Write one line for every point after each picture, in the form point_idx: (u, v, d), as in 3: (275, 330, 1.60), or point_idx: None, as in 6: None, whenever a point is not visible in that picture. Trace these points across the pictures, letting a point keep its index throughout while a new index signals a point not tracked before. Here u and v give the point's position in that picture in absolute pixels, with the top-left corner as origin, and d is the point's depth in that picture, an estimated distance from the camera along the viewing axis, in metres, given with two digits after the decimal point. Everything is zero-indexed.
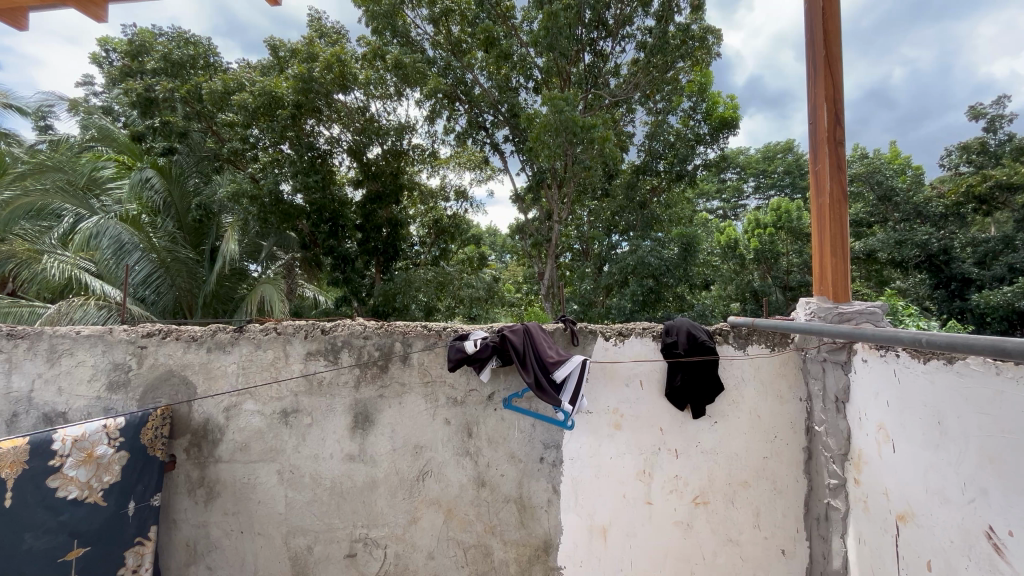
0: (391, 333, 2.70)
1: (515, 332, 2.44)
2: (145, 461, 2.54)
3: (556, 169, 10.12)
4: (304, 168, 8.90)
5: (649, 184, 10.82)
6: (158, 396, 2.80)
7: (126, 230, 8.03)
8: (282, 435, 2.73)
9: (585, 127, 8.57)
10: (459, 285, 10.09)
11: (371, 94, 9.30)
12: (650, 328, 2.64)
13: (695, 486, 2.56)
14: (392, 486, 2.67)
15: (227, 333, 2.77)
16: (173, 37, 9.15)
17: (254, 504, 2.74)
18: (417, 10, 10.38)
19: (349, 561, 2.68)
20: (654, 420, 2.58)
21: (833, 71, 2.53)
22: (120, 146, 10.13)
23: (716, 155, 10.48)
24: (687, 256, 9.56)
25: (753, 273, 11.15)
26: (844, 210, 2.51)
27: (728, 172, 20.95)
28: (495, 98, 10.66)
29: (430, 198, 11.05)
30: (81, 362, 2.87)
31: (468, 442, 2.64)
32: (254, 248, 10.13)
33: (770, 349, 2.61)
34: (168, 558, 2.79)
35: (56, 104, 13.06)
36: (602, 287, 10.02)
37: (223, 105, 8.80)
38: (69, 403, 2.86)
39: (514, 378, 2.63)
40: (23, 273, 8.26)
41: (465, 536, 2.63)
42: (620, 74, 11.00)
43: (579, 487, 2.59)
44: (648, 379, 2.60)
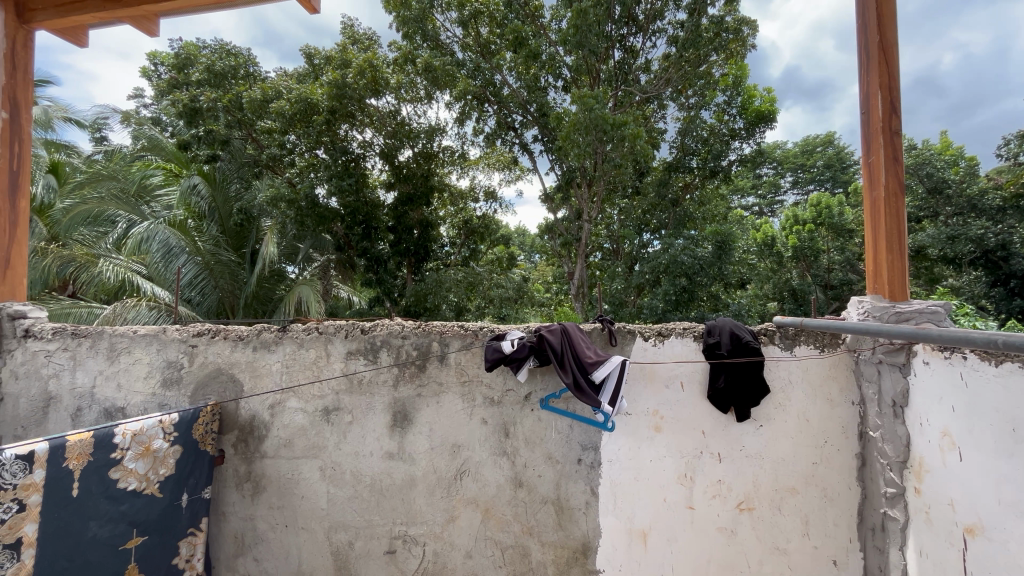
0: (428, 333, 2.72)
1: (553, 331, 2.42)
2: (196, 455, 2.66)
3: (586, 168, 9.98)
4: (338, 172, 9.15)
5: (681, 181, 10.64)
6: (207, 393, 2.92)
7: (173, 234, 8.58)
8: (324, 432, 2.79)
9: (615, 124, 8.49)
10: (489, 285, 10.08)
11: (403, 97, 9.49)
12: (691, 328, 2.57)
13: (739, 491, 2.47)
14: (430, 485, 2.69)
15: (272, 333, 2.86)
16: (215, 49, 9.54)
17: (298, 499, 2.82)
18: (447, 13, 10.50)
19: (388, 558, 2.72)
20: (696, 424, 2.51)
21: (889, 57, 2.39)
22: (168, 154, 10.62)
23: (752, 150, 10.19)
24: (722, 254, 9.31)
25: (793, 271, 10.71)
26: (900, 205, 2.38)
27: (764, 168, 20.07)
28: (524, 98, 10.62)
29: (460, 199, 11.12)
30: (138, 360, 3.02)
31: (505, 442, 2.64)
32: (292, 250, 10.47)
33: (820, 350, 2.49)
34: (217, 549, 2.91)
35: (111, 116, 13.88)
36: (633, 287, 9.85)
37: (262, 113, 9.10)
38: (128, 399, 3.01)
39: (551, 379, 2.61)
40: (83, 276, 8.88)
41: (504, 536, 2.63)
42: (651, 70, 10.83)
43: (619, 489, 2.54)
44: (689, 380, 2.53)
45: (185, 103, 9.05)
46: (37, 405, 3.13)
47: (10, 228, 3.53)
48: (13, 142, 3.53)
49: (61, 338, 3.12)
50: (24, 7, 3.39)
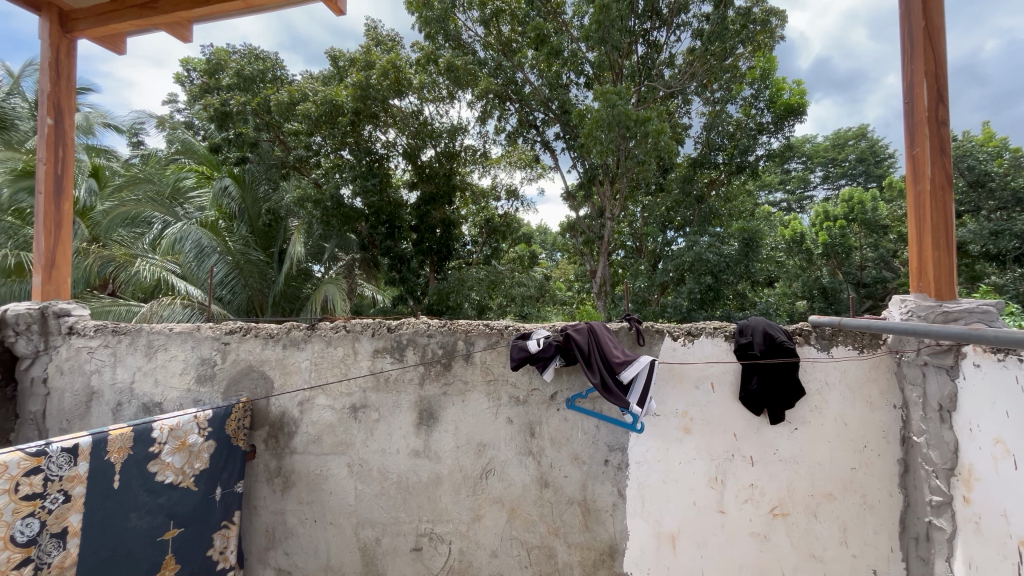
0: (454, 332, 2.72)
1: (579, 330, 2.38)
2: (229, 450, 2.74)
3: (609, 164, 9.82)
4: (362, 173, 9.28)
5: (706, 177, 10.43)
6: (239, 389, 2.99)
7: (205, 234, 8.86)
8: (352, 429, 2.83)
9: (638, 120, 8.37)
10: (511, 284, 10.11)
11: (425, 98, 9.56)
12: (722, 328, 2.50)
13: (772, 496, 2.40)
14: (456, 483, 2.69)
15: (301, 330, 2.91)
16: (244, 54, 9.78)
17: (326, 495, 2.86)
18: (468, 12, 10.52)
19: (415, 555, 2.74)
20: (727, 426, 2.44)
21: (935, 42, 2.28)
22: (200, 158, 10.99)
23: (781, 144, 9.92)
24: (749, 251, 9.09)
25: (822, 269, 10.33)
26: (947, 199, 2.26)
27: (793, 162, 19.44)
28: (546, 95, 10.56)
29: (482, 198, 11.12)
30: (174, 357, 3.11)
31: (531, 442, 2.62)
32: (318, 250, 10.67)
33: (858, 351, 2.38)
34: (249, 542, 2.99)
35: (147, 121, 14.41)
36: (657, 285, 9.69)
37: (289, 115, 9.28)
38: (164, 394, 3.11)
39: (578, 379, 2.57)
40: (122, 275, 9.24)
41: (530, 536, 2.61)
42: (675, 64, 10.64)
43: (646, 491, 2.50)
44: (720, 381, 2.46)
45: (216, 107, 9.29)
46: (81, 399, 3.27)
47: (55, 229, 3.71)
48: (58, 147, 3.70)
49: (103, 335, 3.24)
50: (68, 17, 3.53)
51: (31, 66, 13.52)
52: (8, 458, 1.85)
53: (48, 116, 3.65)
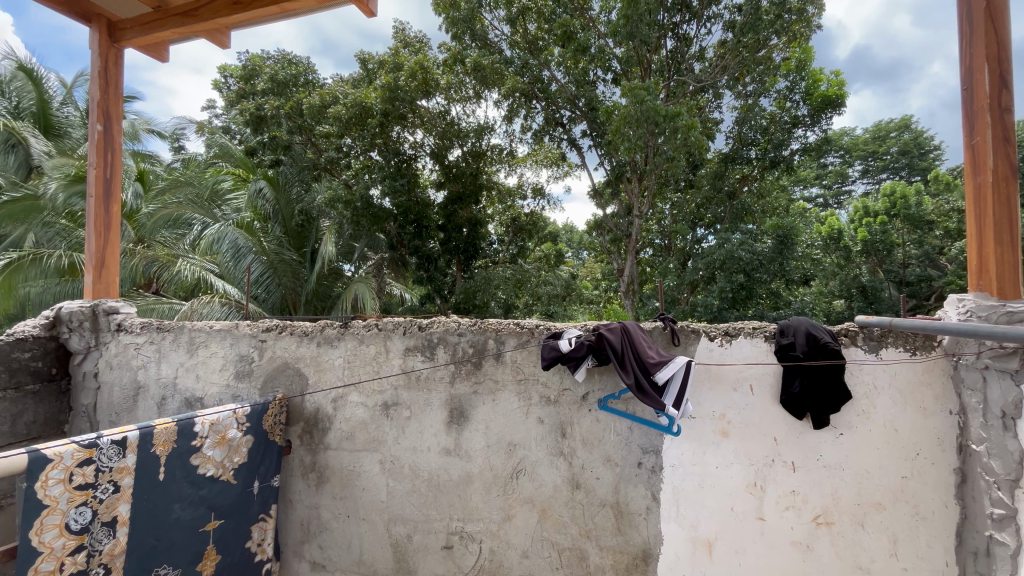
0: (484, 330, 2.71)
1: (612, 330, 2.33)
2: (266, 444, 2.81)
3: (637, 161, 9.66)
4: (391, 173, 9.42)
5: (739, 173, 10.13)
6: (276, 386, 3.06)
7: (241, 235, 9.23)
8: (383, 426, 2.86)
9: (668, 115, 8.20)
10: (538, 283, 10.11)
11: (452, 98, 9.63)
12: (762, 328, 2.41)
13: (815, 504, 2.29)
14: (487, 482, 2.69)
15: (334, 329, 2.96)
16: (278, 59, 10.06)
17: (359, 491, 2.90)
18: (495, 11, 10.50)
19: (445, 553, 2.75)
20: (767, 430, 2.34)
21: (997, 23, 2.13)
22: (236, 161, 11.37)
23: (818, 138, 9.56)
24: (783, 249, 8.81)
25: (861, 267, 9.73)
26: (1013, 191, 2.11)
27: (830, 157, 18.64)
28: (572, 93, 10.46)
29: (508, 197, 11.17)
30: (214, 353, 3.21)
31: (562, 442, 2.59)
32: (348, 249, 10.88)
33: (910, 354, 2.25)
34: (286, 535, 3.07)
35: (188, 126, 15.01)
36: (687, 284, 9.48)
37: (320, 117, 9.49)
38: (205, 389, 3.22)
39: (610, 379, 2.52)
40: (165, 274, 9.66)
41: (561, 538, 2.59)
42: (705, 58, 10.38)
43: (681, 495, 2.43)
44: (759, 383, 2.37)
45: (251, 111, 9.56)
46: (129, 393, 3.41)
47: (105, 231, 3.89)
48: (107, 152, 3.88)
49: (148, 332, 3.38)
50: (116, 27, 3.68)
51: (83, 77, 14.27)
52: (63, 449, 1.94)
53: (98, 123, 3.84)
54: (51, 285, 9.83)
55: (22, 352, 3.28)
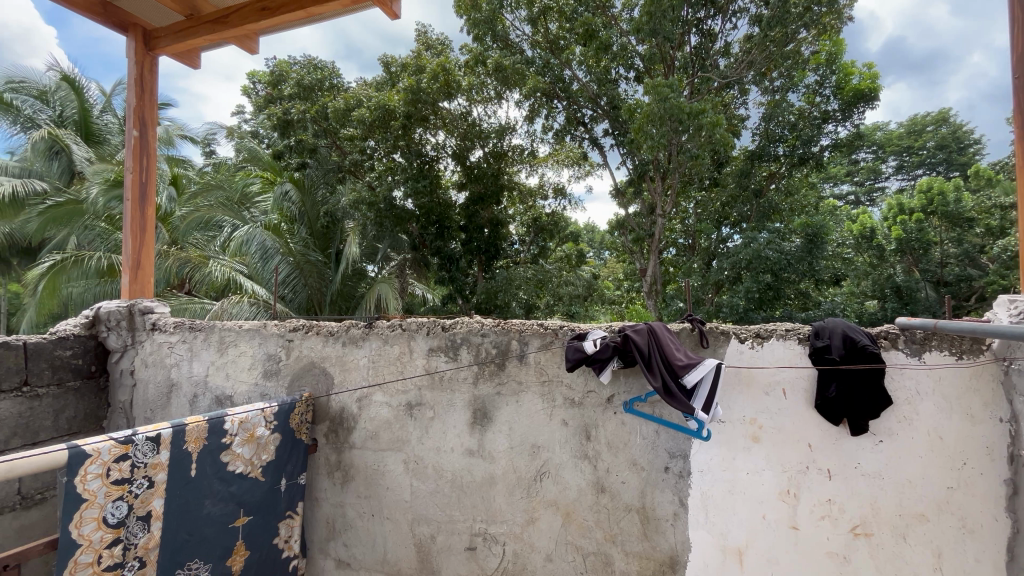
0: (508, 331, 2.68)
1: (639, 331, 2.28)
2: (293, 442, 2.86)
3: (660, 160, 9.52)
4: (413, 174, 9.53)
5: (765, 170, 9.88)
6: (302, 385, 3.11)
7: (268, 237, 9.47)
8: (407, 426, 2.87)
9: (692, 113, 8.05)
10: (559, 283, 10.11)
11: (474, 99, 9.65)
12: (795, 331, 2.32)
13: (853, 514, 2.19)
14: (510, 484, 2.67)
15: (359, 329, 2.98)
16: (304, 64, 10.28)
17: (383, 491, 2.92)
18: (516, 11, 10.48)
19: (469, 554, 2.74)
20: (802, 436, 2.25)
21: None
22: (264, 164, 11.63)
23: (849, 133, 9.27)
24: (813, 248, 8.57)
25: (895, 266, 9.34)
26: None
27: (863, 152, 17.93)
28: (594, 91, 10.38)
29: (529, 197, 11.18)
30: (243, 352, 3.28)
31: (587, 445, 2.55)
32: (372, 250, 11.02)
33: (956, 357, 2.13)
34: (312, 532, 3.11)
35: (218, 131, 15.49)
36: (712, 284, 9.30)
37: (345, 121, 9.66)
38: (235, 388, 3.29)
39: (637, 381, 2.47)
40: (197, 275, 9.97)
41: (585, 542, 2.55)
42: (731, 53, 10.16)
43: (710, 502, 2.36)
44: (793, 387, 2.28)
45: (278, 116, 9.77)
46: (162, 391, 3.52)
47: (141, 233, 4.02)
48: (143, 157, 4.02)
49: (181, 331, 3.47)
50: (151, 35, 3.80)
51: (121, 85, 14.87)
52: (100, 445, 1.99)
53: (134, 129, 3.97)
54: (92, 285, 10.26)
55: (64, 350, 3.42)
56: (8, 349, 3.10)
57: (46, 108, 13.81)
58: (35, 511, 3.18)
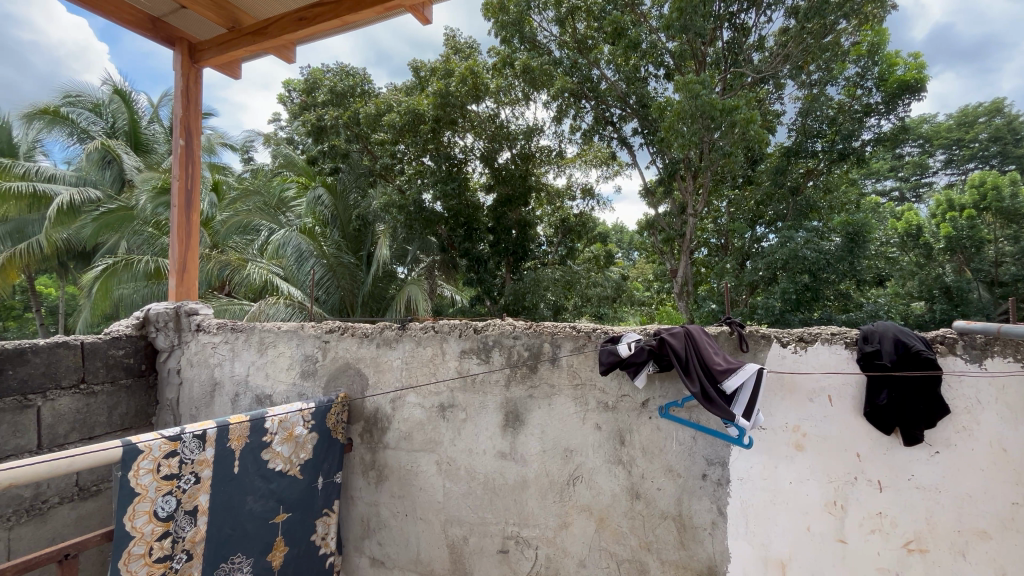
0: (540, 333, 2.67)
1: (675, 335, 2.22)
2: (329, 442, 2.93)
3: (691, 158, 9.30)
4: (442, 177, 9.64)
5: (802, 167, 9.54)
6: (338, 385, 3.18)
7: (303, 240, 9.75)
8: (440, 427, 2.89)
9: (725, 109, 7.84)
10: (587, 284, 10.05)
11: (502, 101, 9.70)
12: (841, 335, 2.22)
13: (906, 529, 2.07)
14: (543, 488, 2.65)
15: (393, 330, 3.02)
16: (337, 71, 10.54)
17: (417, 491, 2.95)
18: (543, 13, 10.48)
19: (501, 557, 2.73)
20: (849, 445, 2.15)
21: None
22: (299, 169, 11.99)
23: (893, 126, 8.87)
24: (854, 247, 8.23)
25: (945, 265, 8.84)
26: None
27: (908, 146, 17.03)
28: (623, 91, 10.29)
29: (557, 198, 11.13)
30: (282, 353, 3.38)
31: (621, 451, 2.51)
32: (402, 252, 11.20)
33: (1021, 365, 1.99)
34: (347, 530, 3.18)
35: (256, 139, 16.06)
36: (746, 285, 9.04)
37: (376, 126, 9.87)
38: (274, 387, 3.39)
39: (672, 385, 2.42)
40: (237, 277, 10.35)
41: (619, 549, 2.50)
42: (765, 47, 9.88)
43: (751, 512, 2.28)
44: (839, 394, 2.18)
45: (312, 122, 10.01)
46: (206, 389, 3.65)
47: (186, 238, 4.21)
48: (189, 165, 4.21)
49: (223, 332, 3.61)
50: (196, 48, 3.96)
51: (167, 97, 15.62)
52: (152, 441, 2.08)
53: (180, 138, 4.16)
54: (140, 287, 10.79)
55: (117, 349, 3.60)
56: (67, 348, 3.30)
57: (99, 120, 14.67)
58: (91, 502, 3.36)
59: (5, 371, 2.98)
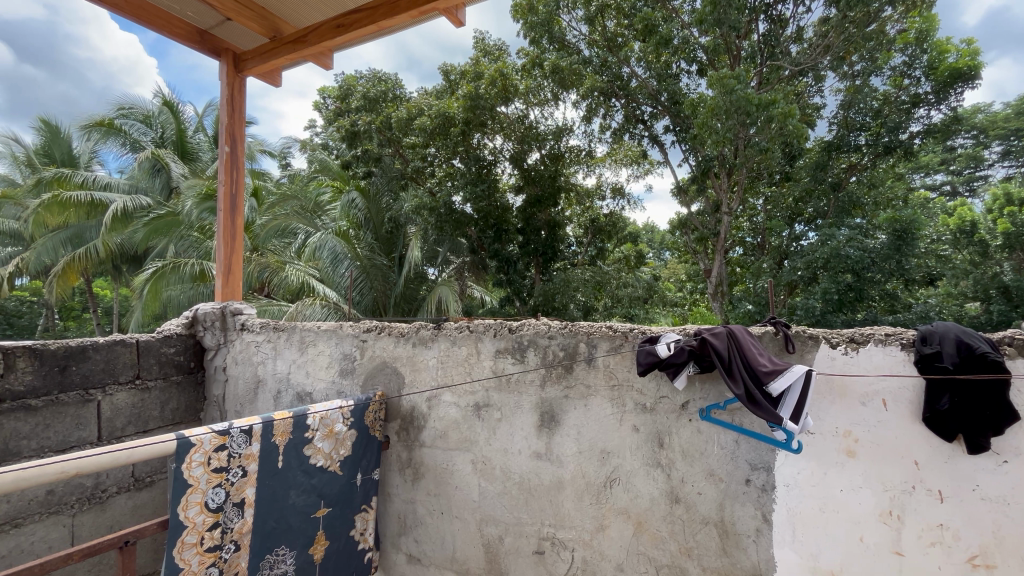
0: (575, 333, 2.64)
1: (717, 335, 2.15)
2: (367, 439, 2.99)
3: (726, 155, 9.04)
4: (472, 179, 9.68)
5: (845, 162, 9.13)
6: (375, 383, 3.24)
7: (338, 243, 10.06)
8: (475, 426, 2.90)
9: (761, 104, 7.57)
10: (618, 285, 9.94)
11: (531, 102, 9.72)
12: (897, 335, 2.10)
13: (971, 543, 1.94)
14: (579, 489, 2.62)
15: (428, 330, 3.05)
16: (370, 78, 10.78)
17: (452, 489, 2.97)
18: (572, 12, 10.40)
19: (537, 558, 2.72)
20: (907, 452, 2.03)
21: None
22: (333, 174, 12.33)
23: (944, 117, 8.40)
24: (902, 244, 7.87)
25: (1002, 263, 8.16)
26: None
27: (958, 138, 16.06)
28: (654, 88, 10.12)
29: (587, 198, 11.03)
30: (321, 352, 3.47)
31: (660, 453, 2.45)
32: (432, 254, 11.36)
33: None
34: (385, 526, 3.23)
35: (293, 145, 16.61)
36: (784, 285, 8.73)
37: (407, 130, 10.01)
38: (314, 385, 3.48)
39: (712, 387, 2.35)
40: (276, 279, 10.72)
41: (658, 553, 2.45)
42: (804, 38, 9.52)
43: (798, 520, 2.19)
44: (895, 398, 2.07)
45: (346, 128, 10.27)
46: (250, 387, 3.78)
47: (231, 240, 4.37)
48: (233, 170, 4.38)
49: (266, 331, 3.73)
50: (240, 58, 4.11)
51: (211, 107, 16.34)
52: (203, 435, 2.16)
53: (225, 145, 4.32)
54: (186, 289, 11.31)
55: (168, 347, 3.78)
56: (124, 346, 3.48)
57: (148, 130, 15.43)
58: (146, 492, 3.52)
59: (69, 367, 3.16)
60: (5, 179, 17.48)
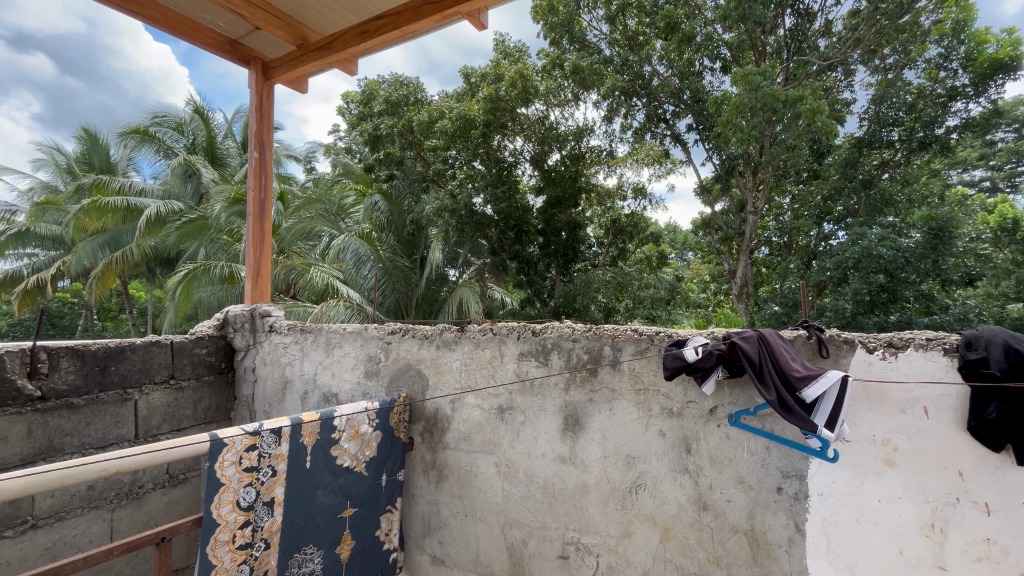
0: (600, 336, 2.61)
1: (748, 339, 2.10)
2: (392, 440, 3.02)
3: (751, 153, 8.85)
4: (492, 181, 9.69)
5: (876, 158, 8.86)
6: (400, 385, 3.26)
7: (361, 245, 10.25)
8: (498, 429, 2.90)
9: (788, 100, 7.37)
10: (640, 286, 9.84)
11: (551, 102, 9.73)
12: (938, 340, 2.02)
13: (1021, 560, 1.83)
14: (604, 494, 2.59)
15: (452, 332, 3.06)
16: (391, 82, 10.92)
17: (476, 492, 2.97)
18: (593, 11, 10.32)
19: (562, 562, 2.70)
20: (951, 462, 1.94)
21: None
22: (356, 177, 12.53)
23: (983, 110, 8.06)
24: (938, 243, 7.61)
25: None
26: None
27: (999, 131, 15.37)
28: (676, 86, 10.01)
29: (608, 198, 10.97)
30: (347, 353, 3.52)
31: (687, 459, 2.41)
32: (453, 255, 11.41)
33: None
34: (409, 527, 3.25)
35: (317, 149, 16.95)
36: (812, 285, 8.48)
37: (428, 132, 10.11)
38: (340, 386, 3.54)
39: (742, 393, 2.30)
40: (301, 280, 10.93)
41: (686, 561, 2.40)
42: (832, 32, 9.28)
43: (833, 530, 2.11)
44: (937, 405, 1.98)
45: (369, 132, 10.44)
46: (278, 387, 3.86)
47: (260, 243, 4.48)
48: (262, 175, 4.50)
49: (293, 333, 3.81)
50: (268, 66, 4.22)
51: (239, 113, 16.83)
52: (235, 436, 2.21)
53: (255, 151, 4.44)
54: (216, 290, 11.63)
55: (200, 348, 3.89)
56: (159, 347, 3.59)
57: (180, 137, 15.94)
58: (180, 489, 3.64)
59: (108, 367, 3.29)
60: (48, 185, 18.29)
